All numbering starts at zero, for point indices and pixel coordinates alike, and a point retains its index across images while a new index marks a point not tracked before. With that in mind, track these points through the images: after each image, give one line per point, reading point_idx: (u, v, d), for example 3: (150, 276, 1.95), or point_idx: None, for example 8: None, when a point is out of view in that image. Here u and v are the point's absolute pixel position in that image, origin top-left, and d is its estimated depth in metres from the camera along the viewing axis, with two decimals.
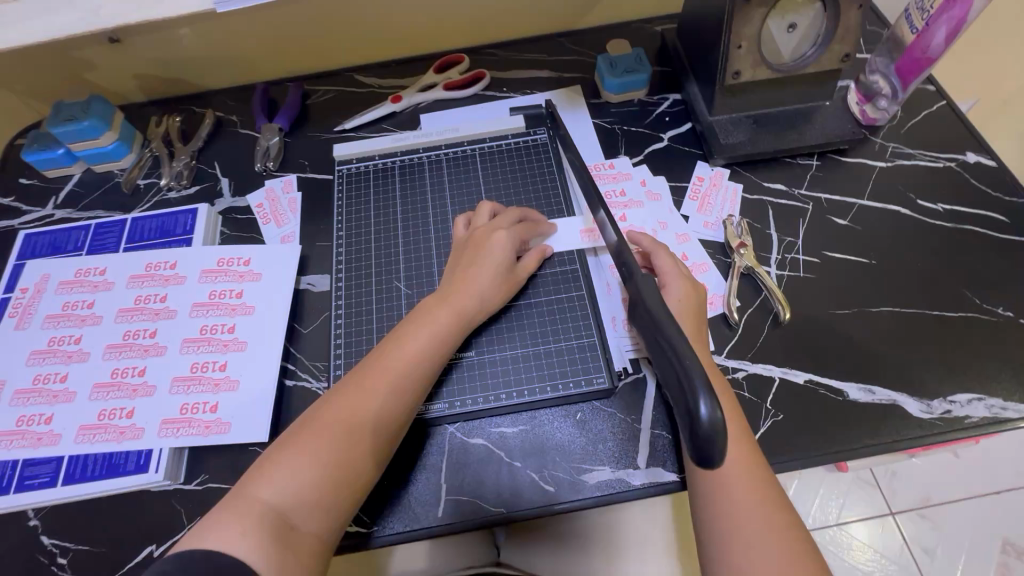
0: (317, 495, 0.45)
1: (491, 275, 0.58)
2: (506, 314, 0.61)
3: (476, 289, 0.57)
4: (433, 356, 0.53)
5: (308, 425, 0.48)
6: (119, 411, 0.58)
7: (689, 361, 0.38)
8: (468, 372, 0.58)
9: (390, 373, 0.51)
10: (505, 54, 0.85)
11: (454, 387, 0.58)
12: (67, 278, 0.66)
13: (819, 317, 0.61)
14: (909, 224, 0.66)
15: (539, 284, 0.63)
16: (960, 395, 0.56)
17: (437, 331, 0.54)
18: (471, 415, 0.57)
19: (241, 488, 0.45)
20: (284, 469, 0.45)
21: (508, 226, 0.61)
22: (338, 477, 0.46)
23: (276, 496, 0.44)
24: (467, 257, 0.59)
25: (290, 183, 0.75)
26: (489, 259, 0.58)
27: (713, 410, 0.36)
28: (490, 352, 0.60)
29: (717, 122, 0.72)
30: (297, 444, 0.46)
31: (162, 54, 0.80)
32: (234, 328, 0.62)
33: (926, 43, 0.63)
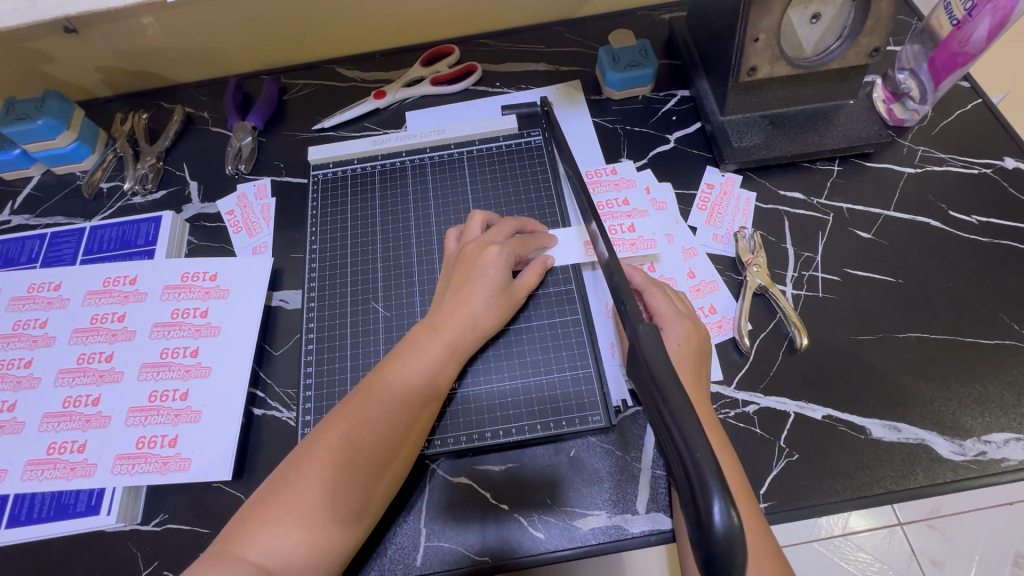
0: (307, 556, 0.41)
1: (486, 297, 0.52)
2: (503, 338, 0.56)
3: (470, 314, 0.52)
4: (424, 391, 0.48)
5: (289, 478, 0.43)
6: (71, 445, 0.53)
7: (698, 447, 0.30)
8: (458, 404, 0.53)
9: (376, 414, 0.46)
10: (498, 44, 0.78)
11: (442, 421, 0.53)
12: (19, 294, 0.61)
13: (840, 344, 0.55)
14: (940, 239, 0.60)
15: (540, 302, 0.58)
16: (996, 435, 0.50)
17: (429, 363, 0.49)
18: (456, 452, 0.52)
19: (225, 548, 0.41)
20: (269, 529, 0.41)
21: (501, 241, 0.55)
22: (328, 535, 0.42)
23: (264, 558, 0.41)
24: (459, 277, 0.53)
25: (263, 187, 0.69)
26: (485, 281, 0.52)
27: (728, 514, 0.29)
28: (481, 382, 0.54)
29: (730, 123, 0.66)
30: (280, 502, 0.42)
31: (125, 46, 0.73)
32: (197, 352, 0.57)
33: (966, 36, 0.56)
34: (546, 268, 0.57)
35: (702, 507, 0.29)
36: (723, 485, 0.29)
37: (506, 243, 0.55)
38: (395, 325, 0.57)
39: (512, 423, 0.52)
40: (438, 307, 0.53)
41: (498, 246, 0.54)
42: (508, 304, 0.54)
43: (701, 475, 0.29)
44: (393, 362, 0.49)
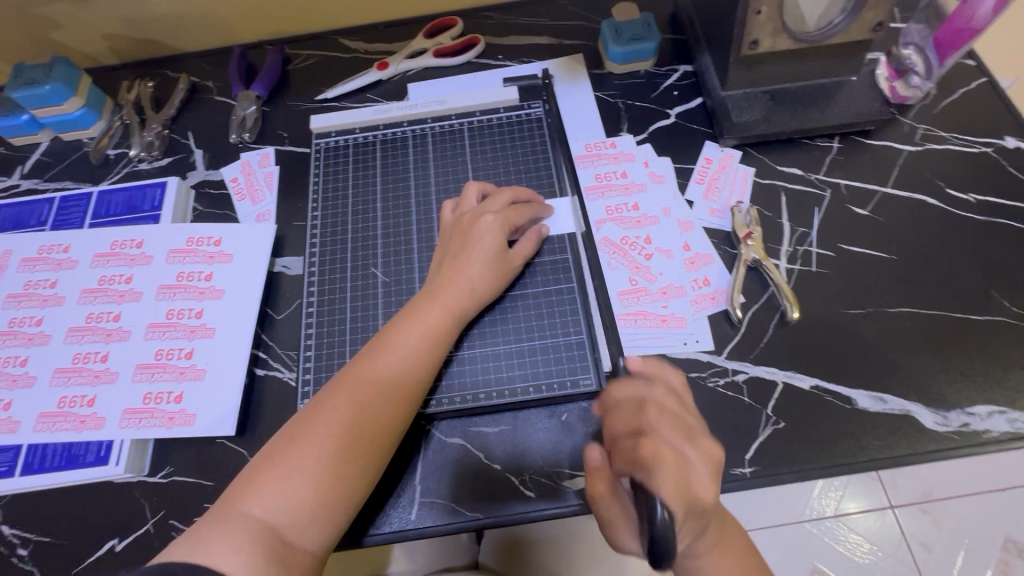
0: (313, 512, 0.43)
1: (482, 266, 0.53)
2: (497, 307, 0.57)
3: (467, 282, 0.53)
4: (424, 354, 0.50)
5: (294, 438, 0.44)
6: (80, 399, 0.55)
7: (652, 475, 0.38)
8: (453, 368, 0.55)
9: (379, 376, 0.48)
10: (502, 17, 0.78)
11: (438, 384, 0.54)
12: (30, 255, 0.63)
13: (831, 317, 0.56)
14: (936, 216, 0.60)
15: (536, 269, 0.59)
16: (980, 407, 0.51)
17: (430, 329, 0.51)
18: (453, 413, 0.54)
19: (228, 506, 0.42)
20: (274, 486, 0.42)
21: (497, 210, 0.56)
22: (333, 491, 0.44)
23: (269, 514, 0.42)
24: (456, 246, 0.55)
25: (267, 156, 0.70)
26: (483, 249, 0.54)
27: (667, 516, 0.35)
28: (476, 347, 0.56)
29: (730, 98, 0.66)
30: (283, 461, 0.43)
31: (130, 13, 0.73)
32: (202, 313, 0.59)
33: (971, 13, 0.57)
34: (539, 237, 0.58)
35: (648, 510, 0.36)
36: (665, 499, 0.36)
37: (502, 212, 0.56)
38: (394, 290, 0.59)
39: (507, 388, 0.54)
40: (437, 277, 0.54)
41: (493, 215, 0.55)
42: (502, 272, 0.55)
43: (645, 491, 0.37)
44: (393, 327, 0.51)
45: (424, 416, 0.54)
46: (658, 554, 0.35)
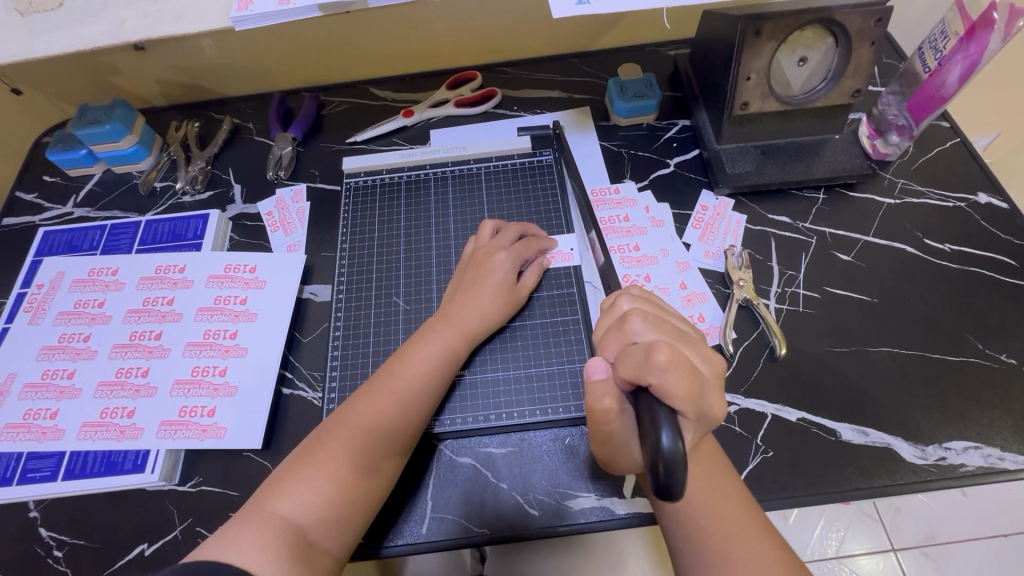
0: (335, 512, 0.46)
1: (494, 294, 0.59)
2: (504, 333, 0.62)
3: (478, 309, 0.58)
4: (437, 373, 0.54)
5: (323, 443, 0.49)
6: (121, 411, 0.59)
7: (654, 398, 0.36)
8: (466, 389, 0.59)
9: (399, 387, 0.52)
10: (517, 73, 0.86)
11: (452, 403, 0.59)
12: (81, 277, 0.69)
13: (817, 356, 0.60)
14: (914, 263, 0.65)
15: (537, 303, 0.64)
16: (957, 442, 0.55)
17: (445, 351, 0.56)
18: (463, 432, 0.58)
19: (258, 506, 0.46)
20: (300, 488, 0.46)
21: (508, 246, 0.62)
22: (354, 493, 0.48)
23: (296, 514, 0.45)
24: (471, 276, 0.60)
25: (299, 192, 0.77)
26: (495, 282, 0.59)
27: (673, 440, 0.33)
28: (486, 371, 0.60)
29: (724, 152, 0.72)
30: (311, 463, 0.48)
31: (186, 63, 0.82)
32: (236, 335, 0.64)
33: (940, 82, 0.63)
34: (541, 269, 0.64)
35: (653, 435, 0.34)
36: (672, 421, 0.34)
37: (514, 249, 0.62)
38: (413, 315, 0.64)
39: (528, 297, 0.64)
40: (451, 302, 0.60)
41: (506, 251, 0.61)
42: (511, 300, 0.61)
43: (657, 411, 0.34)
44: (411, 347, 0.56)
45: (433, 435, 0.58)
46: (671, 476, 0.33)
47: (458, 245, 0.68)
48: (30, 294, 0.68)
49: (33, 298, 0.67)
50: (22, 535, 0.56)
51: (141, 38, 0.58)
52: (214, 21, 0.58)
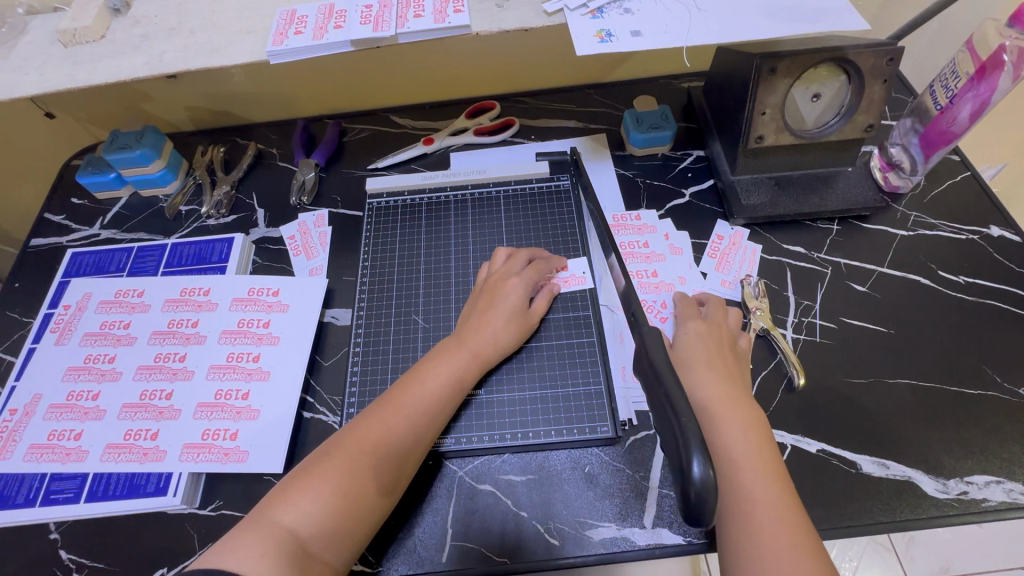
0: (336, 524, 0.46)
1: (506, 321, 0.60)
2: (517, 356, 0.63)
3: (491, 334, 0.59)
4: (449, 394, 0.55)
5: (330, 452, 0.49)
6: (144, 433, 0.60)
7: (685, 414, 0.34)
8: (478, 410, 0.60)
9: (408, 405, 0.52)
10: (534, 102, 0.89)
11: (464, 423, 0.59)
12: (108, 298, 0.70)
13: (835, 387, 0.61)
14: (929, 295, 0.66)
15: (550, 326, 0.65)
16: (978, 477, 0.55)
17: (458, 372, 0.56)
18: (477, 453, 0.59)
19: (261, 514, 0.45)
20: (302, 498, 0.46)
21: (520, 271, 0.64)
22: (358, 504, 0.47)
23: (298, 524, 0.45)
24: (484, 302, 0.61)
25: (321, 217, 0.78)
26: (508, 306, 0.61)
27: (706, 470, 0.32)
28: (498, 392, 0.61)
29: (739, 182, 0.73)
30: (316, 472, 0.47)
31: (214, 90, 0.85)
32: (259, 357, 0.64)
33: (951, 118, 0.64)
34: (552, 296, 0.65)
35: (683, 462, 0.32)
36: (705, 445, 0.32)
37: (525, 275, 0.63)
38: (433, 334, 0.65)
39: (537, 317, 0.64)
40: (464, 325, 0.60)
41: (519, 277, 0.63)
42: (523, 326, 0.61)
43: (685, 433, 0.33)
44: (423, 366, 0.56)
45: (452, 454, 0.59)
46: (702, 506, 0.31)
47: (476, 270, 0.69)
48: (57, 314, 0.69)
49: (60, 319, 0.69)
50: (42, 557, 0.56)
51: (178, 70, 0.60)
52: (249, 54, 0.60)
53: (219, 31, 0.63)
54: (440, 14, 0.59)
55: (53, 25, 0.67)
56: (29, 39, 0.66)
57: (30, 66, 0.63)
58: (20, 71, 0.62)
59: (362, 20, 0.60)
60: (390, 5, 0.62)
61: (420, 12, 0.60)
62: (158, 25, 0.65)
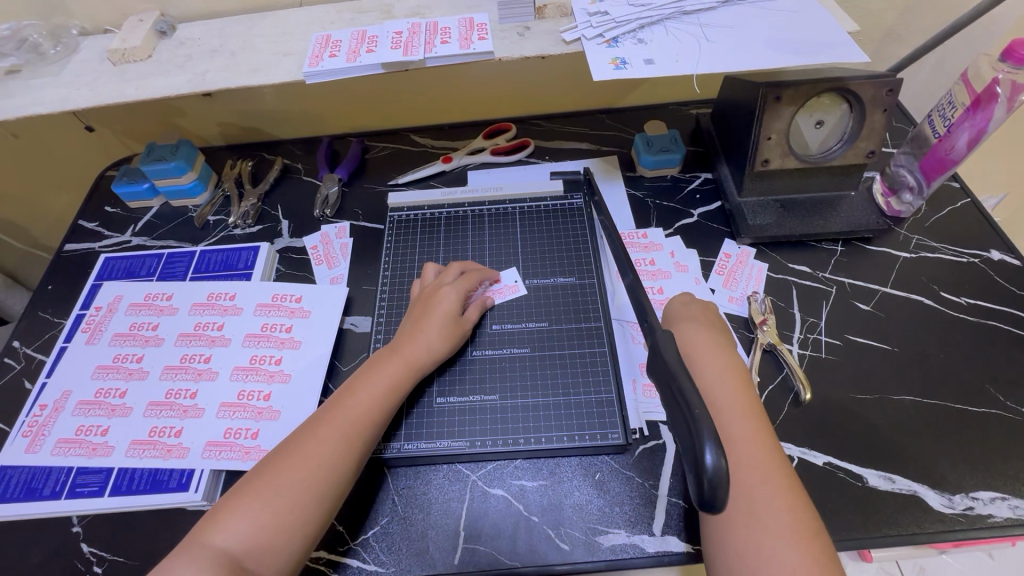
0: (270, 540, 0.46)
1: (439, 326, 0.61)
2: (461, 361, 0.66)
3: (425, 341, 0.60)
4: (381, 402, 0.56)
5: (261, 472, 0.50)
6: (169, 430, 0.62)
7: (697, 406, 0.34)
8: (430, 414, 0.62)
9: (338, 419, 0.53)
10: (549, 125, 0.93)
11: (418, 427, 0.61)
12: (137, 301, 0.73)
13: (841, 401, 0.62)
14: (933, 315, 0.68)
15: (486, 334, 0.68)
16: (983, 492, 0.56)
17: (390, 380, 0.57)
18: (441, 456, 0.60)
19: (195, 538, 0.46)
20: (233, 517, 0.47)
21: (453, 281, 0.66)
22: (292, 518, 0.48)
23: (229, 542, 0.46)
24: (420, 311, 0.63)
25: (343, 229, 0.82)
26: (441, 313, 0.62)
27: (719, 458, 0.32)
28: (452, 396, 0.63)
29: (746, 204, 0.76)
30: (247, 491, 0.48)
31: (246, 107, 0.90)
32: (281, 360, 0.67)
33: (949, 146, 0.67)
34: (484, 306, 0.67)
35: (697, 451, 0.32)
36: (717, 434, 0.33)
37: (457, 283, 0.66)
38: None
39: (544, 324, 0.68)
40: (399, 336, 0.62)
41: (450, 286, 0.65)
42: (457, 333, 0.63)
43: (697, 423, 0.33)
44: (356, 381, 0.57)
45: (467, 457, 0.60)
46: (714, 495, 0.32)
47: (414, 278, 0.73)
48: (89, 315, 0.72)
49: (91, 320, 0.72)
50: (64, 549, 0.58)
51: (220, 88, 0.65)
52: (286, 74, 0.65)
53: (258, 54, 0.68)
54: (465, 41, 0.64)
55: (104, 45, 0.72)
56: (81, 58, 0.71)
57: (82, 82, 0.67)
58: (73, 87, 0.67)
59: (393, 45, 0.64)
60: (419, 33, 0.66)
61: (447, 39, 0.65)
62: (202, 47, 0.70)
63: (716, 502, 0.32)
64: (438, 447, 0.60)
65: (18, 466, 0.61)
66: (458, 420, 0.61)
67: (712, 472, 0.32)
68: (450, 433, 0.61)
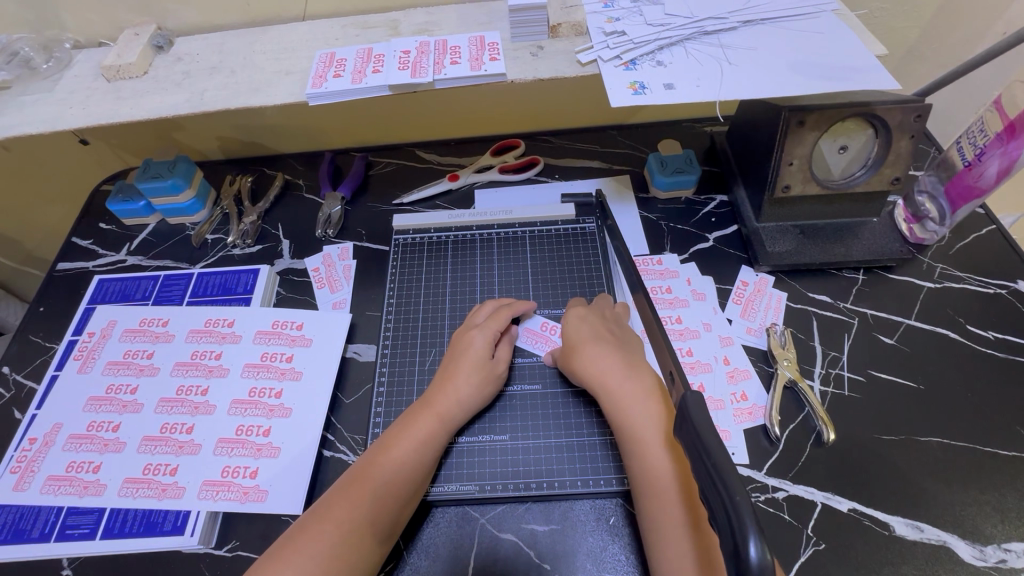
0: None
1: (470, 374, 0.59)
2: (505, 404, 0.63)
3: (455, 391, 0.58)
4: (418, 463, 0.54)
5: (295, 535, 0.48)
6: (164, 468, 0.59)
7: (737, 491, 0.32)
8: (469, 456, 0.59)
9: (373, 478, 0.51)
10: (558, 141, 0.90)
11: (455, 471, 0.59)
12: (132, 326, 0.70)
13: (863, 442, 0.60)
14: (958, 350, 0.65)
15: (522, 367, 0.65)
16: (1016, 544, 0.53)
17: (422, 439, 0.55)
18: (466, 500, 0.57)
19: None
20: None
21: (482, 323, 0.64)
22: None
23: None
24: (451, 358, 0.61)
25: (346, 250, 0.79)
26: (470, 359, 0.60)
27: (763, 552, 0.29)
28: (489, 437, 0.61)
29: (764, 229, 0.74)
30: (283, 555, 0.46)
31: (245, 121, 0.87)
32: (281, 393, 0.64)
33: (978, 174, 0.65)
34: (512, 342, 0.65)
35: (737, 541, 0.30)
36: (760, 524, 0.30)
37: (486, 326, 0.63)
38: None
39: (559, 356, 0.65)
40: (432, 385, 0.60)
41: (479, 329, 0.63)
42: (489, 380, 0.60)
43: (738, 511, 0.30)
44: (393, 434, 0.55)
45: (475, 500, 0.57)
46: None
47: (447, 307, 0.71)
48: (81, 341, 0.69)
49: (83, 347, 0.69)
50: None
51: (219, 108, 0.61)
52: (287, 94, 0.62)
53: (259, 72, 0.65)
54: (476, 62, 0.61)
55: (98, 60, 0.69)
56: (74, 73, 0.68)
57: (74, 99, 0.64)
58: (65, 104, 0.63)
59: (400, 66, 0.62)
60: (427, 52, 0.63)
61: (456, 59, 0.62)
62: (200, 63, 0.67)
63: None
64: (444, 489, 0.57)
65: (5, 506, 0.58)
66: (466, 462, 0.59)
67: (756, 569, 0.29)
68: (458, 476, 0.58)
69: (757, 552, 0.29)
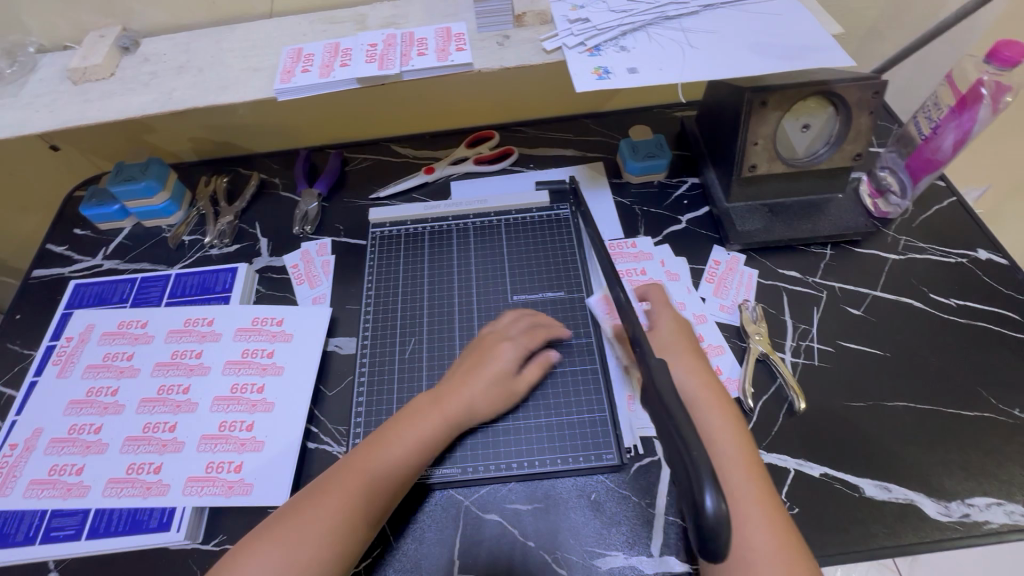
0: None
1: (488, 385, 0.58)
2: None
3: (467, 393, 0.57)
4: (416, 457, 0.54)
5: (281, 518, 0.49)
6: (147, 466, 0.59)
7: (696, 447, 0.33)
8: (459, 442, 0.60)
9: (368, 470, 0.51)
10: (532, 131, 0.91)
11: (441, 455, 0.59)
12: (111, 329, 0.70)
13: (833, 409, 0.62)
14: (922, 317, 0.68)
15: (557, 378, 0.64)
16: (978, 499, 0.55)
17: (419, 433, 0.55)
18: (453, 483, 0.58)
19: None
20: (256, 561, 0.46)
21: (515, 336, 0.62)
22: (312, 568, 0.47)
23: None
24: (470, 362, 0.60)
25: (324, 246, 0.79)
26: (489, 370, 0.59)
27: (718, 502, 0.31)
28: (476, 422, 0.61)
29: (734, 209, 0.75)
30: (270, 538, 0.48)
31: (218, 121, 0.87)
32: (263, 389, 0.64)
33: (936, 146, 0.67)
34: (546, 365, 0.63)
35: (695, 493, 0.32)
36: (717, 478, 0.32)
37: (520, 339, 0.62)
38: (436, 360, 0.66)
39: None
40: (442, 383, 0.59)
41: (512, 342, 0.61)
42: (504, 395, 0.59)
43: (696, 467, 0.32)
44: (391, 428, 0.55)
45: (460, 483, 0.58)
46: (715, 541, 0.31)
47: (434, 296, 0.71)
48: (60, 346, 0.69)
49: (62, 351, 0.69)
50: None
51: (187, 106, 0.62)
52: (255, 91, 0.62)
53: (227, 69, 0.65)
54: (442, 53, 0.62)
55: (63, 63, 0.69)
56: (39, 77, 0.67)
57: (40, 103, 0.64)
58: (31, 108, 0.63)
59: (367, 59, 0.62)
60: (394, 44, 0.64)
61: (423, 50, 0.63)
62: (168, 63, 0.67)
63: (717, 548, 0.31)
64: (430, 474, 0.58)
65: None
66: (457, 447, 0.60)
67: (712, 518, 0.31)
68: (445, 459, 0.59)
69: (714, 503, 0.31)
